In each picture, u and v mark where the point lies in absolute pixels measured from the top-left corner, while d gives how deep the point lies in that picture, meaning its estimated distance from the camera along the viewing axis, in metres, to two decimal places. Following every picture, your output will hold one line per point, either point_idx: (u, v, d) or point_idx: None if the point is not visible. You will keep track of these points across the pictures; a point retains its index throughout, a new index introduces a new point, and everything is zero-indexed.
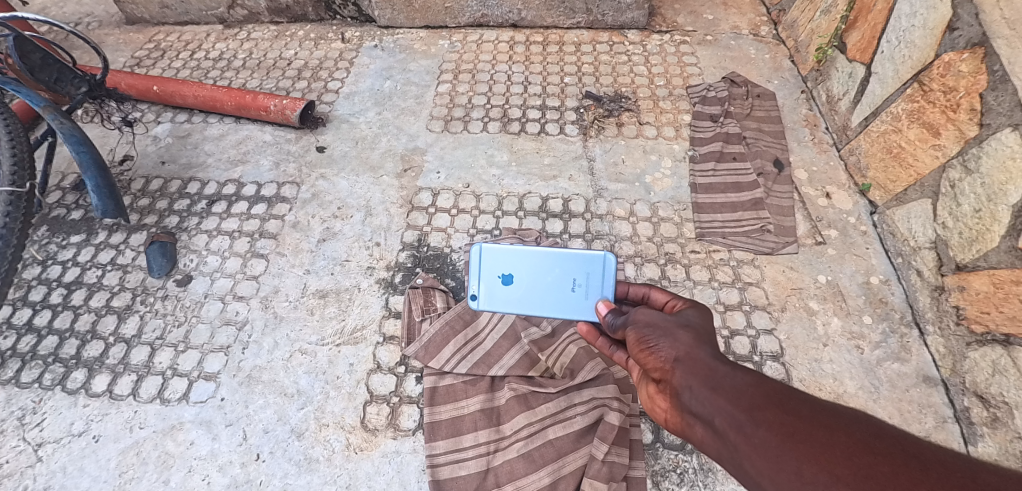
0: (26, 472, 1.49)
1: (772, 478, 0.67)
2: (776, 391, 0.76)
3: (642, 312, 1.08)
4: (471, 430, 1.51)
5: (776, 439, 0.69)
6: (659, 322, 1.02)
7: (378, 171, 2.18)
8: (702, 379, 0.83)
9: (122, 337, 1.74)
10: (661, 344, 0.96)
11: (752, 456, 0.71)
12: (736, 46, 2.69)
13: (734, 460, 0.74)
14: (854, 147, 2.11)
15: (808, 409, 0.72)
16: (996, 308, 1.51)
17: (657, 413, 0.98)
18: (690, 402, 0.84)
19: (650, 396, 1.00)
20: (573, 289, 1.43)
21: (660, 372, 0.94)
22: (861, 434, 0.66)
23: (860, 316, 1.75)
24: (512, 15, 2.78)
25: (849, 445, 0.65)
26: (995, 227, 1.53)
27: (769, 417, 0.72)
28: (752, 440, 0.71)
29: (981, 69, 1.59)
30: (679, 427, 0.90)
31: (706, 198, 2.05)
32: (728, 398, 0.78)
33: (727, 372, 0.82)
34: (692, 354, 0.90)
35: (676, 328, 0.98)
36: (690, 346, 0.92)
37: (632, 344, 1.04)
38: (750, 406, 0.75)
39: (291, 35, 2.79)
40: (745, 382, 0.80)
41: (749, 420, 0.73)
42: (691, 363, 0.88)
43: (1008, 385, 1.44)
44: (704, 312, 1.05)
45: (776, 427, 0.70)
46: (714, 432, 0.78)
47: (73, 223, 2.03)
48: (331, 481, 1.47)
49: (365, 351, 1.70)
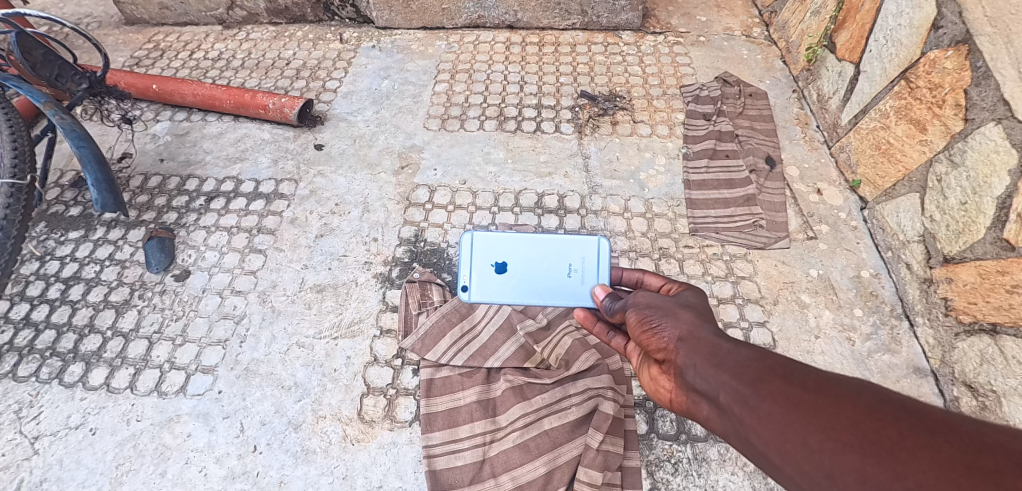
0: (22, 465, 1.49)
1: (777, 448, 0.69)
2: (778, 363, 0.77)
3: (642, 295, 1.10)
4: (467, 421, 1.52)
5: (780, 409, 0.70)
6: (660, 304, 1.03)
7: (376, 168, 2.20)
8: (706, 357, 0.85)
9: (120, 331, 1.75)
10: (664, 324, 0.98)
11: (757, 427, 0.72)
12: (728, 46, 2.73)
13: (740, 433, 0.76)
14: (844, 145, 2.15)
15: (811, 376, 0.72)
16: (983, 299, 1.55)
17: (662, 395, 1.00)
18: (695, 380, 0.86)
19: (654, 378, 1.02)
20: (569, 275, 1.47)
21: (664, 353, 0.96)
22: (866, 397, 0.67)
23: (852, 309, 1.78)
24: (509, 17, 2.82)
25: (853, 410, 0.65)
26: (980, 219, 1.57)
27: (773, 388, 0.72)
28: (757, 413, 0.72)
29: (965, 65, 1.64)
30: (685, 406, 0.92)
31: (699, 194, 2.08)
32: (731, 373, 0.79)
33: (730, 348, 0.84)
34: (695, 333, 0.92)
35: (677, 308, 1.00)
36: (693, 325, 0.94)
37: (634, 326, 1.05)
38: (753, 379, 0.76)
39: (290, 36, 2.82)
40: (748, 357, 0.81)
41: (753, 394, 0.74)
42: (694, 342, 0.90)
43: (996, 373, 1.47)
44: (701, 294, 1.08)
45: (779, 398, 0.71)
46: (718, 408, 0.80)
47: (71, 219, 2.04)
48: (328, 472, 1.48)
49: (362, 344, 1.71)
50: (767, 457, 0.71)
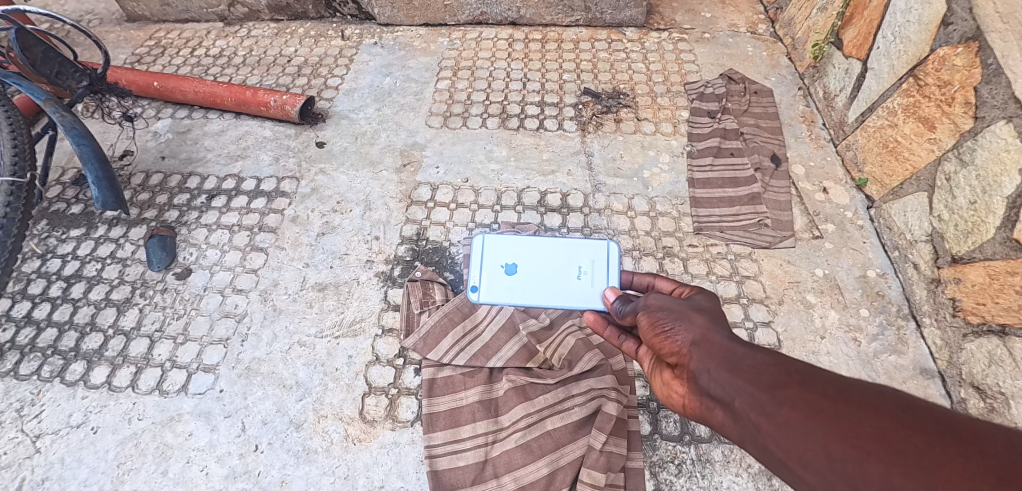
0: (24, 463, 1.49)
1: (797, 456, 0.67)
2: (796, 368, 0.76)
3: (653, 297, 1.08)
4: (469, 421, 1.51)
5: (800, 416, 0.68)
6: (671, 306, 1.02)
7: (378, 166, 2.19)
8: (720, 361, 0.83)
9: (121, 329, 1.75)
10: (676, 327, 0.96)
11: (775, 434, 0.70)
12: (733, 43, 2.70)
13: (757, 440, 0.74)
14: (851, 143, 2.12)
15: (831, 383, 0.71)
16: (991, 300, 1.52)
17: (675, 400, 0.98)
18: (709, 385, 0.84)
19: (666, 382, 1.00)
20: (578, 277, 1.45)
21: (676, 357, 0.94)
22: (889, 405, 0.66)
23: (857, 309, 1.76)
24: (511, 13, 2.79)
25: (877, 418, 0.64)
26: (989, 219, 1.54)
27: (792, 394, 0.71)
28: (775, 419, 0.71)
29: (975, 63, 1.61)
30: (698, 411, 0.90)
31: (704, 193, 2.06)
32: (747, 379, 0.77)
33: (745, 353, 0.82)
34: (708, 336, 0.90)
35: (690, 312, 0.98)
36: (706, 328, 0.92)
37: (645, 329, 1.04)
38: (771, 385, 0.74)
39: (291, 33, 2.81)
40: (764, 362, 0.79)
41: (770, 400, 0.73)
42: (708, 346, 0.88)
43: (1005, 375, 1.45)
44: (713, 297, 1.06)
45: (798, 404, 0.69)
46: (734, 414, 0.78)
47: (73, 217, 2.03)
48: (330, 472, 1.47)
49: (364, 343, 1.70)
50: (787, 465, 0.70)
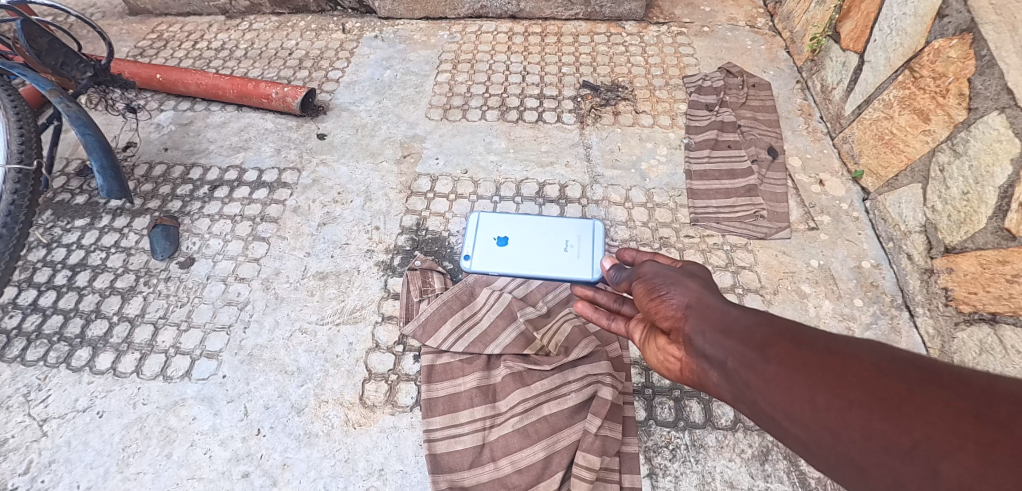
0: (31, 446, 1.52)
1: (782, 410, 0.70)
2: (785, 327, 0.78)
3: (650, 267, 1.10)
4: (467, 406, 1.54)
5: (787, 370, 0.70)
6: (667, 274, 1.04)
7: (378, 157, 2.21)
8: (712, 323, 0.86)
9: (126, 316, 1.78)
10: (671, 293, 0.99)
11: (762, 389, 0.73)
12: (732, 37, 2.72)
13: (744, 396, 0.77)
14: (847, 135, 2.14)
15: (818, 339, 0.73)
16: (983, 288, 1.55)
17: (664, 364, 1.00)
18: (701, 347, 0.86)
19: (655, 347, 1.03)
20: (566, 251, 1.67)
21: (668, 321, 0.97)
22: (875, 356, 0.67)
23: (851, 299, 1.78)
24: (511, 7, 2.82)
25: (862, 369, 0.66)
26: (981, 209, 1.56)
27: (781, 351, 0.73)
28: (763, 375, 0.73)
29: (969, 54, 1.62)
30: (686, 373, 0.92)
31: (701, 185, 2.08)
32: (738, 338, 0.80)
33: (737, 315, 0.85)
34: (702, 301, 0.92)
35: (685, 279, 1.01)
36: (700, 293, 0.95)
37: (640, 296, 1.06)
38: (760, 343, 0.76)
39: (292, 26, 2.83)
40: (755, 323, 0.81)
41: (759, 357, 0.75)
42: (701, 310, 0.90)
43: (995, 363, 1.48)
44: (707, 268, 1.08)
45: (787, 360, 0.71)
46: (722, 372, 0.81)
47: (78, 207, 2.06)
48: (330, 455, 1.50)
49: (364, 330, 1.73)
50: (773, 417, 0.72)
